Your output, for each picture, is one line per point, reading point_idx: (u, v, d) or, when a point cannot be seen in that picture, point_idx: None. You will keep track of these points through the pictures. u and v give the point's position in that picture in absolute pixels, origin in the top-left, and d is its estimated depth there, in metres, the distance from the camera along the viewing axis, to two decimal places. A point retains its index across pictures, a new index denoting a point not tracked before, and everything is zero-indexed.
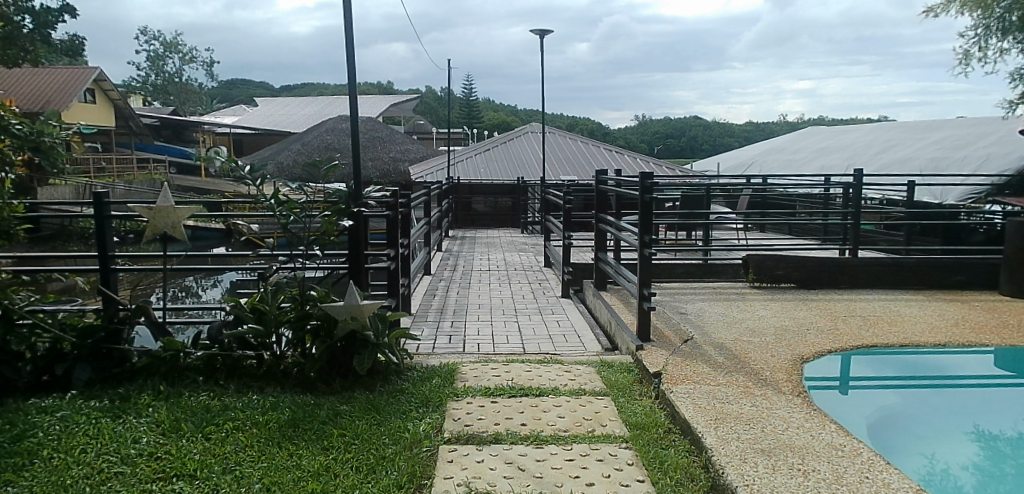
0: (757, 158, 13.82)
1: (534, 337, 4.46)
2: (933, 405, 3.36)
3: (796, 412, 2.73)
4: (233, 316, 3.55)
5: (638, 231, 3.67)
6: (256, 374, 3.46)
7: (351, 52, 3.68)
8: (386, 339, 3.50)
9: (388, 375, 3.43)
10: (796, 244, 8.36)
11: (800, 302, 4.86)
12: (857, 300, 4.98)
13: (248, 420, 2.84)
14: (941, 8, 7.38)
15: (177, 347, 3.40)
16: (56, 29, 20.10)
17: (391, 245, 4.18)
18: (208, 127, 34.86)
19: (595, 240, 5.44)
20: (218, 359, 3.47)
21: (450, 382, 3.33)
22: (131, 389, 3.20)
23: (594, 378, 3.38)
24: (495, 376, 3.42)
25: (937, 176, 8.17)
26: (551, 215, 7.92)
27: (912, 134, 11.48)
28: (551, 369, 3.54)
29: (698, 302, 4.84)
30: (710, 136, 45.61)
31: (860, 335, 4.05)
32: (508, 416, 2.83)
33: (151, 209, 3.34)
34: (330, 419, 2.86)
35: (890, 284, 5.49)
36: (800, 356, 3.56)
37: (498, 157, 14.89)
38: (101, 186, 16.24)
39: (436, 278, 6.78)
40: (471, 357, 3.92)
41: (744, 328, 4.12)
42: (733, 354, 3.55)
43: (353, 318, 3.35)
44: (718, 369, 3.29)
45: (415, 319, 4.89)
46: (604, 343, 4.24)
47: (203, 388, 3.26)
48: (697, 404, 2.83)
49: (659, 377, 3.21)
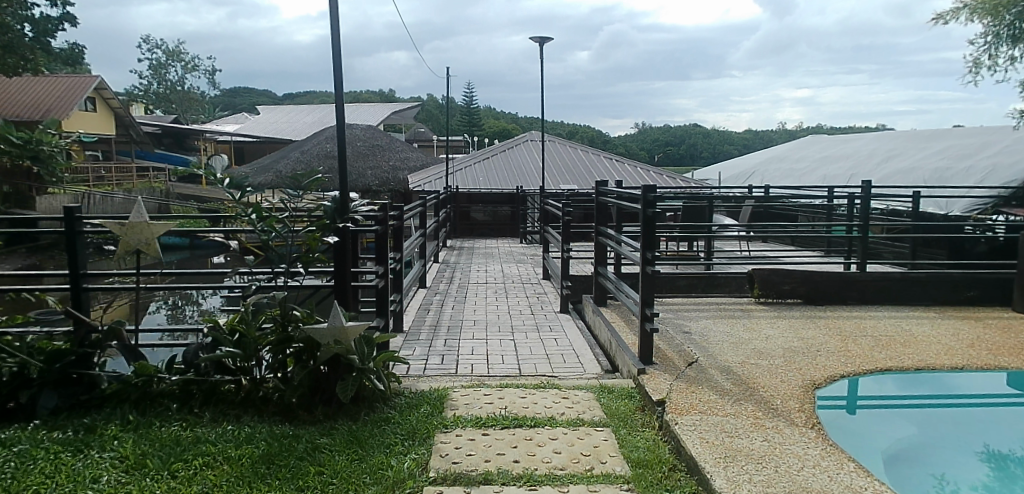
0: (760, 166, 13.60)
1: (530, 357, 4.25)
2: (945, 421, 3.20)
3: (811, 448, 2.52)
4: (210, 338, 3.33)
5: (641, 248, 3.46)
6: (233, 401, 3.26)
7: (337, 60, 3.49)
8: (372, 363, 3.29)
9: (374, 403, 3.21)
10: (801, 256, 8.16)
11: (809, 320, 4.65)
12: (868, 317, 4.77)
13: (220, 455, 2.64)
14: (952, 14, 7.19)
15: (150, 372, 3.22)
16: (55, 37, 19.98)
17: (379, 261, 3.97)
18: (208, 135, 34.77)
19: (595, 254, 5.23)
20: (194, 384, 3.28)
21: (440, 410, 3.12)
22: (98, 418, 3.02)
23: (593, 406, 3.17)
24: (487, 404, 3.21)
25: (945, 186, 7.97)
26: (551, 226, 7.72)
27: (917, 143, 11.28)
28: (547, 396, 3.32)
29: (702, 320, 4.62)
30: (711, 144, 45.53)
31: (873, 356, 3.83)
32: (500, 451, 2.62)
33: (122, 225, 3.15)
34: (307, 455, 2.65)
35: (901, 300, 5.28)
36: (812, 381, 3.32)
37: (498, 165, 14.70)
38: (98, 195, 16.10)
39: (431, 292, 6.58)
40: (463, 380, 3.71)
41: (752, 349, 3.90)
42: (742, 379, 3.33)
43: (337, 342, 3.13)
44: (726, 397, 3.07)
45: (406, 337, 4.69)
46: (604, 364, 4.02)
47: (175, 417, 3.07)
48: (704, 437, 2.62)
49: (662, 405, 3.00)
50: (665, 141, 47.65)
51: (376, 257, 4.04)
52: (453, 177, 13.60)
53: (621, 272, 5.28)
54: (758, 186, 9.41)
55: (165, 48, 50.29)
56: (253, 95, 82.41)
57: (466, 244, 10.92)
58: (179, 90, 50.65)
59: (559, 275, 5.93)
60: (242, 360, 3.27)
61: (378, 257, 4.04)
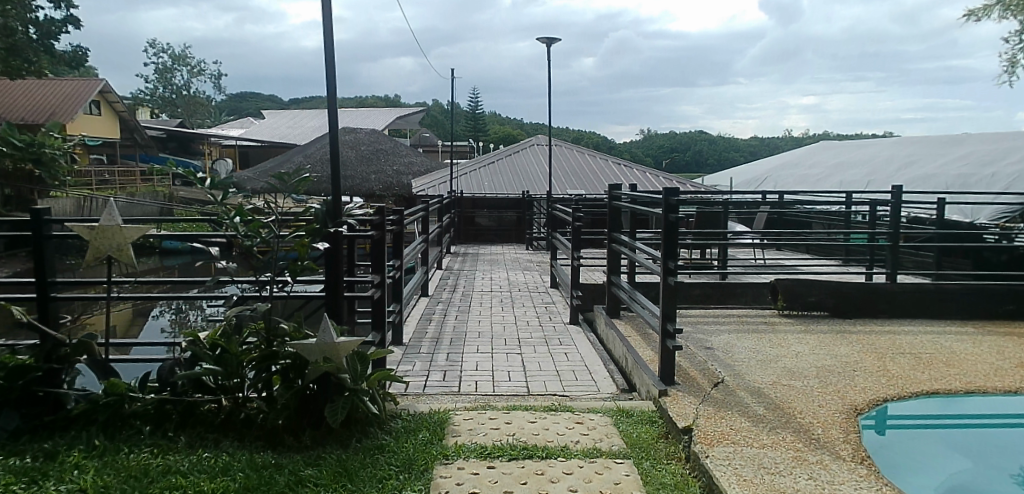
0: (772, 172, 13.25)
1: (539, 373, 3.93)
2: (998, 444, 2.85)
3: (866, 488, 2.18)
4: (189, 354, 3.03)
5: (661, 257, 3.14)
6: (213, 424, 2.95)
7: (330, 49, 3.18)
8: (365, 383, 2.98)
9: (367, 428, 2.90)
10: (820, 264, 7.83)
11: (839, 335, 4.31)
12: (902, 331, 4.43)
13: (190, 489, 2.32)
14: (983, 11, 6.84)
15: (121, 391, 2.91)
16: (58, 40, 19.88)
17: (377, 270, 3.67)
18: (213, 139, 34.70)
19: (607, 262, 4.91)
20: (170, 405, 2.97)
21: (439, 437, 2.80)
22: (60, 444, 2.71)
23: (611, 433, 2.85)
24: (491, 429, 2.89)
25: (972, 193, 7.62)
26: (559, 232, 7.41)
27: (936, 148, 10.93)
28: (559, 420, 3.00)
29: (723, 334, 4.29)
30: (717, 151, 45.26)
31: (915, 377, 3.49)
32: (507, 488, 2.30)
33: (92, 229, 2.85)
34: (289, 489, 2.33)
35: (935, 314, 4.92)
36: (853, 406, 3.00)
37: (503, 170, 14.42)
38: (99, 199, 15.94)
39: (434, 300, 6.29)
40: (466, 400, 3.39)
41: (781, 368, 3.57)
42: (775, 404, 3.00)
43: (326, 359, 2.83)
44: (760, 425, 2.74)
45: (406, 351, 4.38)
46: (619, 383, 3.70)
47: (147, 442, 2.76)
48: (741, 474, 2.29)
49: (690, 434, 2.68)
50: (671, 147, 47.37)
51: (374, 265, 3.75)
52: (458, 182, 13.33)
53: (636, 282, 4.96)
54: (773, 192, 9.08)
55: (171, 53, 50.40)
56: (258, 100, 82.58)
57: (470, 250, 10.64)
58: (184, 95, 50.72)
59: (569, 284, 5.62)
60: (223, 378, 2.96)
61: (375, 264, 3.75)
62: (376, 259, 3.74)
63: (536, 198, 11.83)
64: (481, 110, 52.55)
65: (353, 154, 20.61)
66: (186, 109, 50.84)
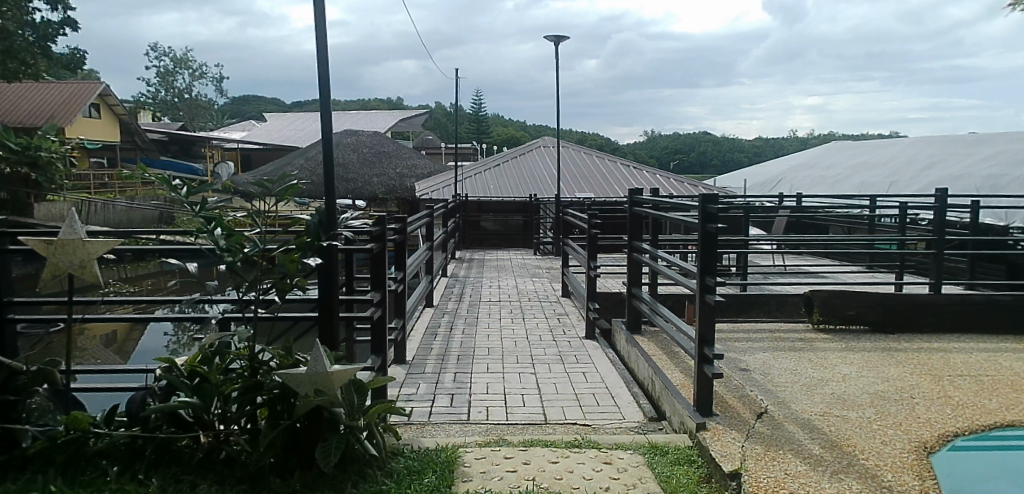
0: (786, 174, 12.85)
1: (556, 397, 3.56)
2: None
3: None
4: (163, 383, 2.65)
5: (699, 271, 2.79)
6: (189, 464, 2.57)
7: (322, 38, 2.79)
8: (362, 418, 2.60)
9: (364, 470, 2.52)
10: (844, 271, 7.44)
11: (885, 355, 3.91)
12: (953, 349, 4.03)
13: None
14: None
15: (83, 425, 2.53)
16: (55, 42, 19.63)
17: (376, 285, 3.31)
18: (215, 142, 34.44)
19: (627, 272, 4.53)
20: (140, 441, 2.58)
21: (447, 483, 2.42)
22: (11, 489, 2.33)
23: (646, 475, 2.45)
24: (508, 472, 2.51)
25: (1006, 196, 7.22)
26: (570, 238, 7.04)
27: (959, 149, 10.52)
28: (585, 460, 2.61)
29: (757, 353, 3.90)
30: (722, 152, 44.93)
31: (983, 405, 3.09)
32: None
33: (49, 243, 2.49)
34: None
35: (983, 329, 4.52)
36: (922, 444, 2.60)
37: (509, 173, 14.05)
38: (96, 203, 15.71)
39: (439, 311, 5.93)
40: (475, 433, 3.01)
41: (831, 395, 3.18)
42: (832, 441, 2.61)
43: (317, 391, 2.46)
44: (822, 470, 2.35)
45: (410, 372, 4.02)
46: (647, 410, 3.32)
47: (110, 487, 2.37)
48: None
49: (741, 480, 2.28)
50: (676, 148, 46.97)
51: (373, 280, 3.39)
52: (462, 185, 12.98)
53: (658, 294, 4.58)
54: (793, 194, 8.68)
55: (173, 56, 50.21)
56: (260, 103, 82.44)
57: (475, 256, 10.30)
58: (186, 98, 50.52)
59: (584, 295, 5.25)
60: (201, 411, 2.58)
61: (375, 279, 3.38)
62: (376, 273, 3.38)
63: (544, 201, 11.46)
64: (484, 112, 52.24)
65: (356, 157, 20.34)
66: (188, 112, 50.63)
